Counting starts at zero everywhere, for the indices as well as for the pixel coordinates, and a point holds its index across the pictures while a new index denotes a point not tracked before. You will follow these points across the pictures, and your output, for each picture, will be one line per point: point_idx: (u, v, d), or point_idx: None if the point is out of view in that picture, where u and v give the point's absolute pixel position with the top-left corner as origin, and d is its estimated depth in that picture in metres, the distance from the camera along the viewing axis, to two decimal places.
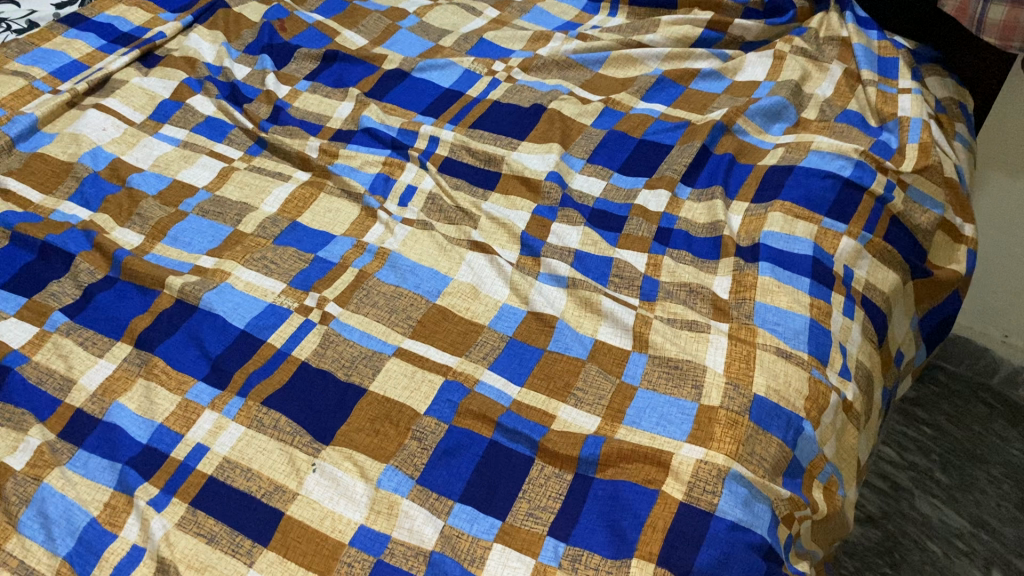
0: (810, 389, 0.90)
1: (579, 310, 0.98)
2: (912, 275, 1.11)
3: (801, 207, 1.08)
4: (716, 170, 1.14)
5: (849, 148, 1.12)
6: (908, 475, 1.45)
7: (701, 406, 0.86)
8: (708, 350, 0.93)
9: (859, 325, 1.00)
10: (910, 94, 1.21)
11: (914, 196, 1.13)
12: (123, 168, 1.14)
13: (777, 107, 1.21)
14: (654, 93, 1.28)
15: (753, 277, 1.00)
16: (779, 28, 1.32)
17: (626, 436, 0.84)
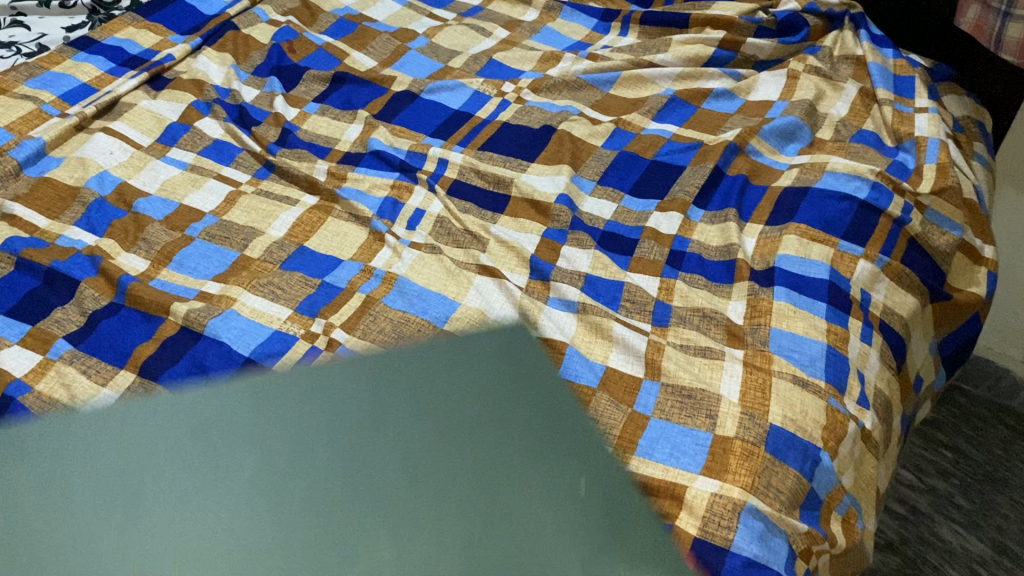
0: (827, 418, 0.88)
1: (590, 335, 0.95)
2: (931, 297, 1.08)
3: (817, 229, 1.05)
4: (730, 192, 1.12)
5: (864, 169, 1.11)
6: (927, 499, 1.41)
7: (716, 437, 0.85)
8: (723, 378, 0.91)
9: (878, 351, 0.98)
10: (927, 113, 1.19)
11: (933, 218, 1.11)
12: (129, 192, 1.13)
13: (791, 128, 1.19)
14: (666, 112, 1.26)
15: (769, 301, 0.98)
16: (793, 47, 1.30)
17: (638, 468, 0.83)
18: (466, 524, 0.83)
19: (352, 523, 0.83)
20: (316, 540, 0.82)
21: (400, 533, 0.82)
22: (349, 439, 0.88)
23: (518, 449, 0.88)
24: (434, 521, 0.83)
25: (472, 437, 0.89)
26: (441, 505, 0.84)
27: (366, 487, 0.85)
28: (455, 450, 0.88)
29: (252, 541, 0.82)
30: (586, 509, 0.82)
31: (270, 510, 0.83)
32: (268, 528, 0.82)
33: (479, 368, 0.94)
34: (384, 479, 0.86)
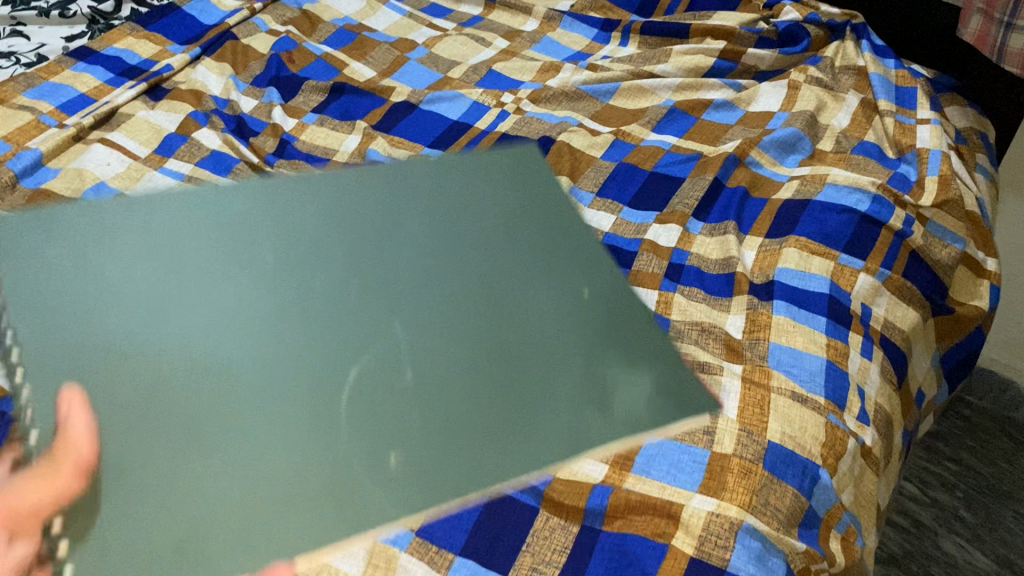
0: (826, 434, 0.87)
1: None
2: (933, 312, 1.07)
3: (817, 243, 1.05)
4: (730, 204, 1.11)
5: (865, 181, 1.10)
6: (931, 513, 1.40)
7: (713, 454, 0.83)
8: (721, 394, 0.89)
9: (878, 366, 0.97)
10: (930, 124, 1.18)
11: (935, 231, 1.10)
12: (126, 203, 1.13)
13: (791, 139, 1.19)
14: (665, 123, 1.25)
15: (768, 315, 0.97)
16: (794, 57, 1.29)
17: (635, 485, 0.81)
18: (477, 338, 0.84)
19: (363, 307, 0.86)
20: (326, 348, 0.81)
21: (411, 310, 0.86)
22: (373, 228, 0.95)
23: (518, 268, 0.93)
24: (453, 316, 0.86)
25: (485, 247, 0.95)
26: (457, 307, 0.87)
27: (389, 253, 0.92)
28: (455, 240, 0.96)
29: (290, 306, 0.86)
30: (586, 307, 0.90)
31: (278, 278, 0.88)
32: (286, 284, 0.88)
33: (491, 215, 0.99)
34: (399, 263, 0.91)
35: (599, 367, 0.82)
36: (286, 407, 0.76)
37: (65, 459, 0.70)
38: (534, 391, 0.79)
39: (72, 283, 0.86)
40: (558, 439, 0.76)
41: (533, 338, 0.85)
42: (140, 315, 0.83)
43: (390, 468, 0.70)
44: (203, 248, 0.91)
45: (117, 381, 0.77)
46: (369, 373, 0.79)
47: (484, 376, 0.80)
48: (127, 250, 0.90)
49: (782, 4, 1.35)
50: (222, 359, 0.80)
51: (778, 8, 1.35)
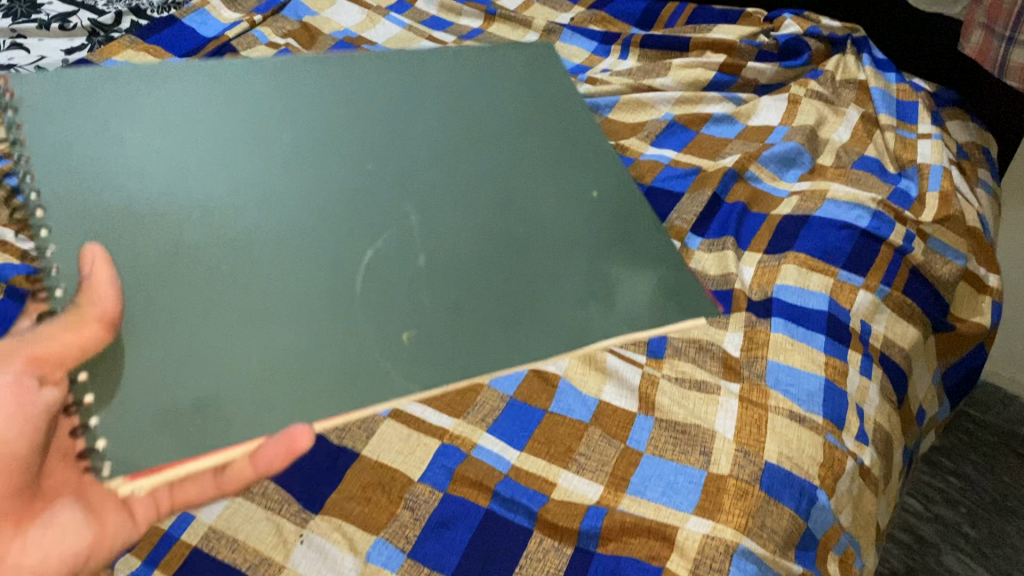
0: (824, 455, 0.86)
1: (583, 367, 0.94)
2: (933, 328, 1.06)
3: (816, 259, 1.04)
4: (728, 219, 1.10)
5: (865, 197, 1.09)
6: (934, 529, 1.39)
7: (709, 475, 0.83)
8: (718, 414, 0.89)
9: (878, 384, 0.96)
10: (930, 139, 1.17)
11: (935, 247, 1.09)
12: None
13: (792, 153, 1.17)
14: (664, 137, 1.24)
15: (766, 333, 0.96)
16: (795, 71, 1.29)
17: (631, 506, 0.81)
18: (483, 217, 0.76)
19: (370, 181, 0.77)
20: (339, 221, 0.72)
21: (418, 187, 0.77)
22: (391, 108, 0.85)
23: (539, 148, 0.86)
24: (465, 189, 0.79)
25: (510, 136, 0.86)
26: (460, 182, 0.79)
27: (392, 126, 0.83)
28: (483, 130, 0.86)
29: (297, 181, 0.75)
30: (594, 206, 0.81)
31: (306, 130, 0.79)
32: (307, 148, 0.78)
33: (514, 90, 0.92)
34: (412, 138, 0.82)
35: (603, 262, 0.75)
36: (313, 277, 0.67)
37: (90, 307, 0.59)
38: (532, 256, 0.74)
39: (88, 136, 0.73)
40: (558, 331, 0.68)
41: (537, 223, 0.77)
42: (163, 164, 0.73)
43: (403, 344, 0.63)
44: (214, 107, 0.79)
45: (130, 237, 0.67)
46: (384, 257, 0.69)
47: (490, 255, 0.73)
48: (141, 107, 0.77)
49: (783, 17, 1.34)
50: (237, 228, 0.69)
51: (779, 21, 1.34)
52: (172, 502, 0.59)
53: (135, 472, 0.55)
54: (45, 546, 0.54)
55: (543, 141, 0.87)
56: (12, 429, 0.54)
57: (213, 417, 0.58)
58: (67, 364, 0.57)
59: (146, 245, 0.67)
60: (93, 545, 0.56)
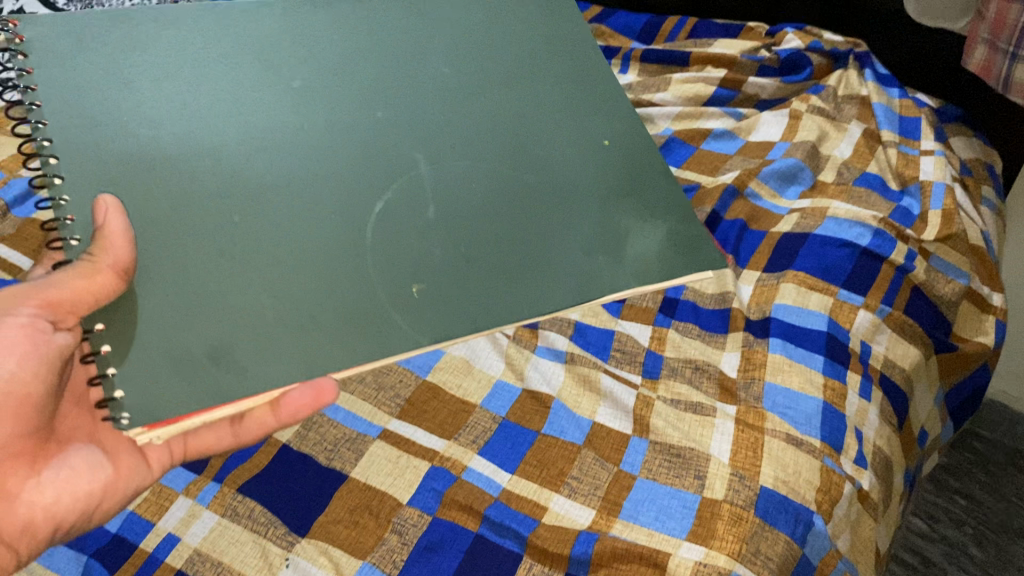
0: (821, 479, 0.84)
1: (577, 388, 0.93)
2: (936, 349, 1.04)
3: (815, 278, 1.02)
4: (727, 238, 1.10)
5: (867, 215, 1.08)
6: (940, 550, 1.36)
7: (703, 499, 0.81)
8: (713, 437, 0.87)
9: (877, 407, 0.94)
10: (933, 156, 1.15)
11: (938, 266, 1.07)
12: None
13: (793, 170, 1.16)
14: (663, 153, 1.24)
15: (763, 354, 0.95)
16: (796, 86, 1.28)
17: (623, 532, 0.80)
18: (494, 159, 0.75)
19: (379, 131, 0.74)
20: (348, 174, 0.71)
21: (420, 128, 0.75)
22: (390, 56, 0.79)
23: (549, 93, 0.82)
24: (482, 131, 0.77)
25: (512, 85, 0.81)
26: (468, 128, 0.77)
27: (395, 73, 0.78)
28: (483, 76, 0.80)
29: (290, 134, 0.72)
30: (609, 148, 0.80)
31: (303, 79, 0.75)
32: (310, 103, 0.74)
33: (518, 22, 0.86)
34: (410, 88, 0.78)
35: (617, 209, 0.76)
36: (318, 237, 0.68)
37: (104, 258, 0.60)
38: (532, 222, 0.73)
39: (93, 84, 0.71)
40: (569, 280, 0.70)
41: (551, 170, 0.76)
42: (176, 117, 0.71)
43: (412, 298, 0.66)
44: (211, 47, 0.75)
45: (144, 190, 0.67)
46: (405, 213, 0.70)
47: (504, 198, 0.73)
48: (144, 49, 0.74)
49: (784, 32, 1.32)
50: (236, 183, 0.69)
51: (780, 35, 1.32)
52: (186, 448, 0.72)
53: (153, 423, 0.60)
54: (57, 483, 0.65)
55: (561, 85, 0.83)
56: (29, 372, 0.63)
57: (228, 365, 0.61)
58: (78, 310, 0.61)
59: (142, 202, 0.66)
60: (103, 485, 0.67)
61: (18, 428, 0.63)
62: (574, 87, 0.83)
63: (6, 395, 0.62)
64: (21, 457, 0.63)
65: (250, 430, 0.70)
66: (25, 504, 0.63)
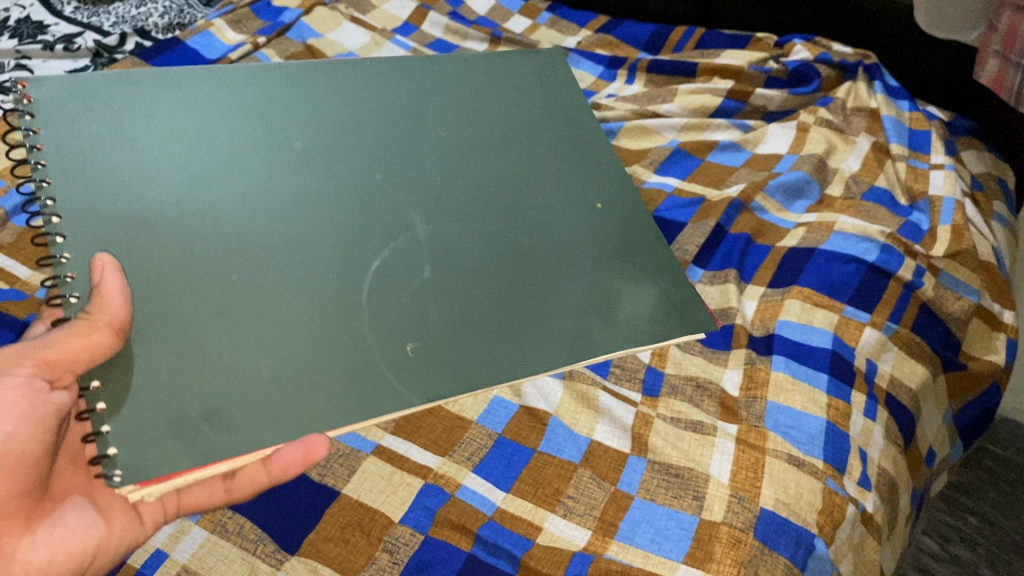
0: (823, 501, 0.82)
1: (576, 405, 0.91)
2: (944, 367, 1.02)
3: (821, 294, 1.00)
4: (732, 251, 1.07)
5: (874, 230, 1.06)
6: (950, 570, 1.33)
7: (702, 521, 0.80)
8: (714, 457, 0.85)
9: (882, 427, 0.92)
10: (943, 170, 1.13)
11: (947, 282, 1.05)
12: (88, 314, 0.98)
13: (799, 183, 1.14)
14: (669, 165, 1.22)
15: (766, 372, 0.93)
16: (804, 98, 1.26)
17: (618, 554, 0.78)
18: (495, 229, 0.83)
19: (387, 202, 0.82)
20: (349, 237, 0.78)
21: (423, 196, 0.84)
22: (391, 133, 0.89)
23: (542, 169, 0.91)
24: (486, 206, 0.85)
25: (509, 162, 0.90)
26: (475, 201, 0.85)
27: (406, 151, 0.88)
28: (480, 150, 0.91)
29: (307, 203, 0.80)
30: (601, 218, 0.88)
31: (307, 162, 0.83)
32: (315, 174, 0.82)
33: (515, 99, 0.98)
34: (417, 158, 0.88)
35: (608, 275, 0.82)
36: (319, 292, 0.73)
37: (100, 317, 0.64)
38: (534, 288, 0.79)
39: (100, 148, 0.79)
40: (562, 340, 0.75)
41: (546, 238, 0.84)
42: (183, 187, 0.78)
43: (407, 356, 0.71)
44: (231, 119, 0.85)
45: (143, 249, 0.73)
46: (407, 283, 0.76)
47: (501, 263, 0.80)
48: (166, 124, 0.83)
49: (792, 43, 1.30)
50: (243, 235, 0.76)
51: (789, 46, 1.31)
52: (179, 505, 0.69)
53: (146, 480, 0.60)
54: (51, 542, 0.62)
55: (561, 166, 0.92)
56: (24, 433, 0.62)
57: (221, 425, 0.63)
58: (76, 368, 0.63)
59: (145, 259, 0.72)
60: (96, 545, 0.64)
61: (14, 488, 0.61)
62: (566, 160, 0.93)
63: (1, 454, 0.61)
64: (16, 517, 0.61)
65: (241, 489, 0.68)
66: (19, 564, 0.60)
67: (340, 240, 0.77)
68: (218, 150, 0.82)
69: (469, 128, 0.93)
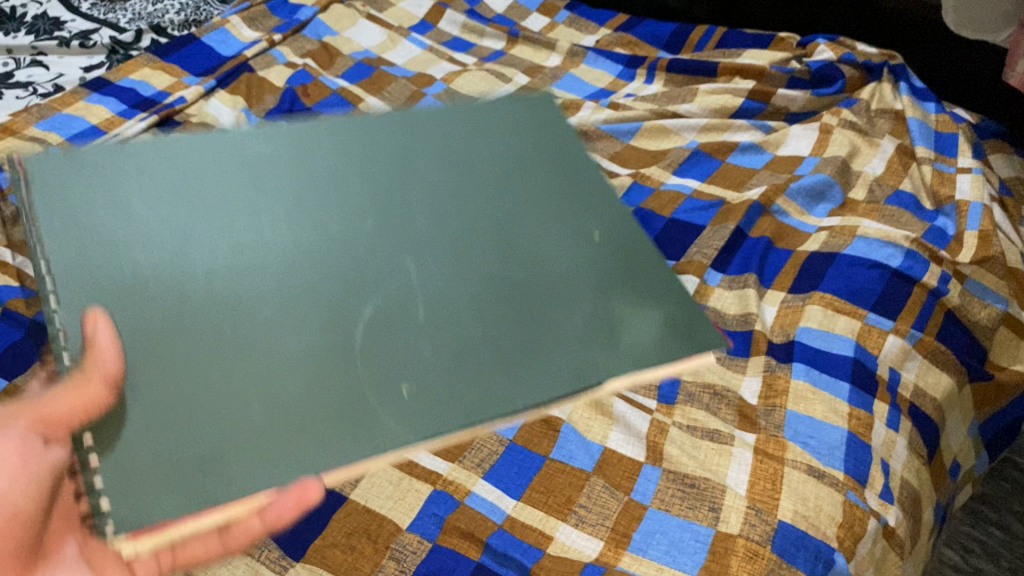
0: (844, 514, 0.80)
1: (589, 411, 0.89)
2: (970, 377, 0.98)
3: (843, 300, 0.98)
4: (752, 255, 1.05)
5: (899, 235, 1.03)
6: None
7: (718, 534, 0.77)
8: (731, 467, 0.83)
9: (906, 438, 0.89)
10: (970, 173, 1.10)
11: (973, 289, 1.02)
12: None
13: (821, 187, 1.11)
14: (688, 167, 1.19)
15: (786, 380, 0.90)
16: (828, 99, 1.23)
17: (631, 566, 0.76)
18: (472, 261, 0.70)
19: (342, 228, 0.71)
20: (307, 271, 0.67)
21: (381, 221, 0.72)
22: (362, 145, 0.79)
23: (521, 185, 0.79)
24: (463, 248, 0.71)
25: (475, 176, 0.79)
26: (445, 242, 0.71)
27: (365, 168, 0.77)
28: (443, 171, 0.79)
29: (259, 235, 0.69)
30: (599, 253, 0.74)
31: (308, 169, 0.76)
32: (287, 187, 0.73)
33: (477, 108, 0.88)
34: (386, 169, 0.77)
35: (606, 302, 0.69)
36: (254, 343, 0.61)
37: (93, 366, 0.54)
38: (519, 322, 0.66)
39: (79, 196, 0.69)
40: (563, 372, 0.62)
41: (531, 268, 0.71)
42: (116, 242, 0.67)
43: (402, 399, 0.58)
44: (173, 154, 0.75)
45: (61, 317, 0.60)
46: (384, 315, 0.64)
47: (480, 298, 0.67)
48: (89, 174, 0.72)
49: (816, 43, 1.27)
50: (189, 280, 0.65)
51: (812, 46, 1.28)
52: (174, 562, 0.53)
53: (139, 531, 0.50)
54: None
55: (551, 188, 0.80)
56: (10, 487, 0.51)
57: (217, 476, 0.53)
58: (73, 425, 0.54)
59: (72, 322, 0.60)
60: None
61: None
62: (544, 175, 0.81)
63: None
64: None
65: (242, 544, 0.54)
66: None
67: (300, 268, 0.67)
68: (176, 181, 0.73)
69: (429, 145, 0.81)
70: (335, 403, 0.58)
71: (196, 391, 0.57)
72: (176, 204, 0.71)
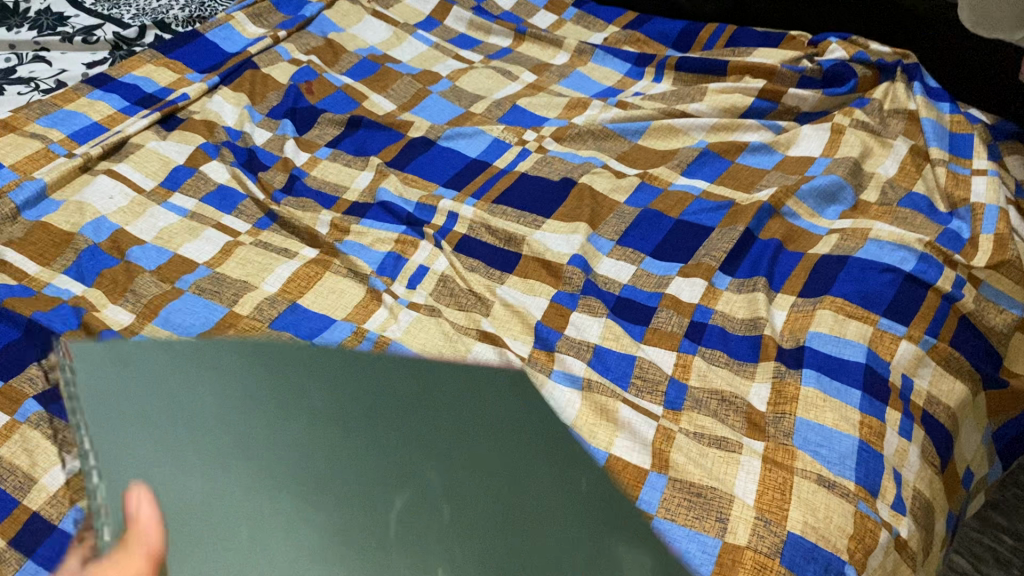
0: (854, 525, 0.78)
1: (594, 417, 0.87)
2: (984, 384, 0.96)
3: (855, 305, 0.95)
4: (761, 258, 1.03)
5: (912, 237, 1.01)
6: None
7: (725, 545, 0.76)
8: (738, 476, 0.81)
9: (918, 447, 0.87)
10: (986, 175, 1.08)
11: (988, 294, 1.00)
12: (91, 321, 0.95)
13: (833, 188, 1.09)
14: (696, 167, 1.17)
15: (796, 386, 0.88)
16: (839, 98, 1.20)
17: None
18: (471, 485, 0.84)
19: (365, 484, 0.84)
20: (351, 497, 0.83)
21: (383, 462, 0.85)
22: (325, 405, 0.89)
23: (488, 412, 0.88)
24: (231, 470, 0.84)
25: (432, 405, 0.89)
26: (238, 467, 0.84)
27: (377, 385, 0.92)
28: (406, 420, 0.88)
29: (285, 515, 0.82)
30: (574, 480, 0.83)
31: (287, 418, 0.88)
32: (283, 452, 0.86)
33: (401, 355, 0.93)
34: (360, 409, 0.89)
35: (607, 539, 0.79)
36: (314, 544, 0.80)
37: (139, 546, 0.77)
38: (514, 533, 0.81)
39: (126, 419, 0.86)
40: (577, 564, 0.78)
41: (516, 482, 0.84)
42: (162, 502, 0.82)
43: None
44: (195, 402, 0.89)
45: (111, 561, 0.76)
46: (412, 506, 0.82)
47: (479, 516, 0.82)
48: (125, 429, 0.86)
49: (827, 42, 1.25)
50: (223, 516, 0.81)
51: (824, 45, 1.25)
52: None
53: None
54: None
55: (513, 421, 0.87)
56: None
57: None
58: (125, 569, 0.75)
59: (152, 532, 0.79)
60: None
61: None
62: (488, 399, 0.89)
63: None
64: None
65: None
66: None
67: (322, 521, 0.81)
68: (213, 476, 0.84)
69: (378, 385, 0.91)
70: (387, 555, 0.79)
71: (219, 520, 0.81)
72: (203, 483, 0.83)
